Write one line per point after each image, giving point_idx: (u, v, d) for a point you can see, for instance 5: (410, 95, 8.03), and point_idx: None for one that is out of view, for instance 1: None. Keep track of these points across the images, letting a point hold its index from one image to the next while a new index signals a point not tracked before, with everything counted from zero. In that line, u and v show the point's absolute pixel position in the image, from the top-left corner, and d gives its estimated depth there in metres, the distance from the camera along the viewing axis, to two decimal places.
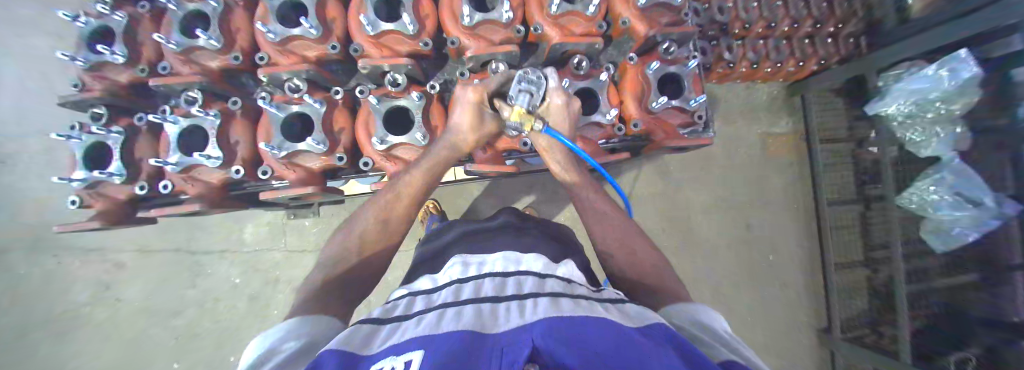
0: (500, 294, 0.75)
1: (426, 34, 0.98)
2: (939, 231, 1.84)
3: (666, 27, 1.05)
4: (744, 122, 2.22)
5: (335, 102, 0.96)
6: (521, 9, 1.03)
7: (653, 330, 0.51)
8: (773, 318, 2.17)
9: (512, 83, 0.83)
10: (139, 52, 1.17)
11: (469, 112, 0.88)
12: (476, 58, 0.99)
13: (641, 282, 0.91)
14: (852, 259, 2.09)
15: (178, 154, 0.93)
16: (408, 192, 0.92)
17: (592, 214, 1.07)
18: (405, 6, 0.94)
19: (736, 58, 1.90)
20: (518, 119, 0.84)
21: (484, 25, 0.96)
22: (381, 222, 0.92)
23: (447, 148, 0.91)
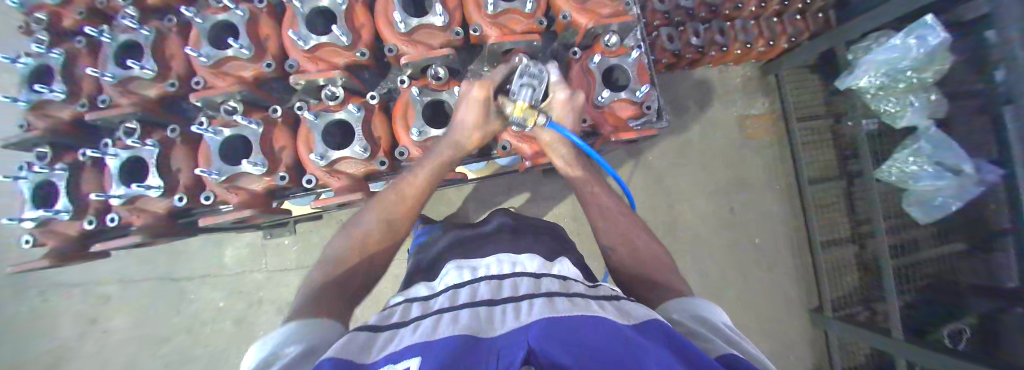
0: (496, 296, 0.74)
1: (362, 44, 0.98)
2: (924, 200, 1.81)
3: (606, 19, 1.04)
4: (720, 106, 2.20)
5: (276, 121, 1.00)
6: (459, 11, 1.03)
7: (647, 326, 0.50)
8: (764, 300, 2.15)
9: (515, 78, 0.79)
10: (81, 87, 1.34)
11: (475, 108, 0.85)
12: (411, 64, 0.97)
13: (642, 276, 0.90)
14: (837, 236, 2.06)
15: (122, 187, 1.08)
16: (411, 192, 0.94)
17: (597, 214, 1.06)
18: (337, 17, 0.95)
19: (703, 43, 1.88)
20: (520, 114, 0.82)
21: (419, 30, 0.96)
22: (386, 223, 0.93)
23: (450, 148, 0.91)
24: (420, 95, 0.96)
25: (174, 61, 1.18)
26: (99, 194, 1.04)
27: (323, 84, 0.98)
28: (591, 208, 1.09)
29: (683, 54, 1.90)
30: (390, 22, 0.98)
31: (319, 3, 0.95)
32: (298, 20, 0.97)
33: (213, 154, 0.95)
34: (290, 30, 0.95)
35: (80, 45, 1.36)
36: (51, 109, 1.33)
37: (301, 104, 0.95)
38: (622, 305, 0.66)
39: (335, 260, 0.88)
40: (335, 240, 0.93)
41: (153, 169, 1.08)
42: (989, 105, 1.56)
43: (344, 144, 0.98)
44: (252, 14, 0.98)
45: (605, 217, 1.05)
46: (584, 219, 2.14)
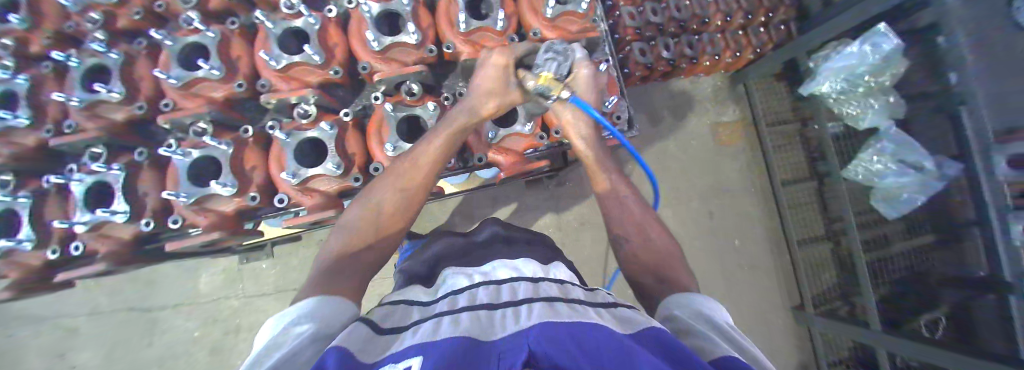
0: (497, 300, 0.73)
1: (336, 62, 1.00)
2: (890, 197, 1.88)
3: (573, 35, 1.09)
4: (694, 113, 2.28)
5: (246, 141, 1.00)
6: (432, 30, 1.06)
7: (644, 334, 0.50)
8: (749, 299, 2.18)
9: (539, 53, 0.87)
10: (46, 112, 1.32)
11: (493, 75, 0.97)
12: (385, 80, 1.00)
13: (654, 268, 0.90)
14: (815, 234, 2.12)
15: (87, 213, 1.06)
16: (425, 161, 0.92)
17: (611, 202, 1.06)
18: (310, 37, 0.97)
19: (675, 56, 1.97)
20: (545, 84, 0.88)
21: (392, 49, 0.99)
22: (385, 211, 0.90)
23: (464, 114, 0.96)
24: (393, 111, 0.99)
25: (144, 82, 1.18)
26: (61, 222, 1.01)
27: (297, 102, 0.99)
28: (609, 202, 1.06)
29: (656, 66, 1.98)
30: (363, 41, 1.01)
31: (294, 23, 0.98)
32: (272, 42, 0.99)
33: (182, 178, 0.95)
34: (262, 51, 0.96)
35: (45, 68, 1.33)
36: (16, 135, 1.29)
37: (273, 124, 0.95)
38: (619, 312, 0.67)
39: (354, 229, 0.87)
40: (344, 221, 0.90)
41: (118, 194, 1.06)
42: (941, 105, 1.66)
43: (321, 160, 0.98)
44: (223, 35, 1.02)
45: (616, 204, 1.05)
46: (571, 227, 2.16)
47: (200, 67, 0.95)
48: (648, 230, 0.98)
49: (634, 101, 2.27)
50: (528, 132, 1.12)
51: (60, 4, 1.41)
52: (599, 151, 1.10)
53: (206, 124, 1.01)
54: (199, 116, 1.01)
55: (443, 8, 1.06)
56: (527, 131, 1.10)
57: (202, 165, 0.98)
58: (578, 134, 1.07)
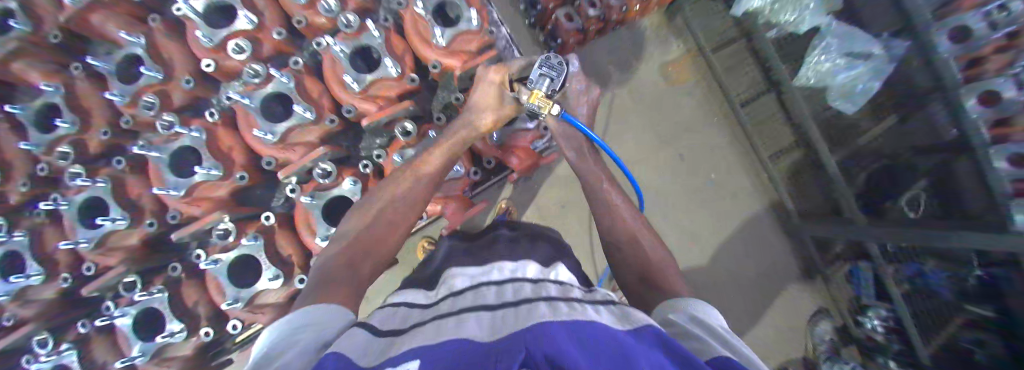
0: (500, 300, 0.66)
1: (237, 168, 1.16)
2: (846, 92, 1.83)
3: (475, 55, 1.03)
4: (637, 61, 2.21)
5: (179, 276, 1.35)
6: (326, 97, 1.03)
7: (641, 331, 0.46)
8: (737, 225, 2.22)
9: (533, 68, 0.89)
10: (55, 264, 1.44)
11: (492, 91, 0.96)
12: (290, 175, 0.98)
13: (646, 273, 0.93)
14: (784, 145, 2.11)
15: (141, 349, 1.25)
16: (426, 170, 0.98)
17: (593, 190, 1.17)
18: (202, 152, 1.13)
19: (603, 10, 1.85)
20: (536, 101, 0.89)
21: (292, 133, 0.98)
22: (378, 217, 0.92)
23: (463, 127, 0.99)
24: (313, 199, 1.00)
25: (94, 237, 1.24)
26: (126, 361, 1.23)
27: (213, 225, 1.16)
28: (592, 191, 1.17)
29: (587, 27, 1.87)
30: (255, 133, 0.98)
31: (177, 143, 1.15)
32: (169, 176, 1.14)
33: (131, 337, 1.28)
34: (155, 186, 1.14)
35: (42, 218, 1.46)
36: (7, 310, 1.41)
37: (198, 251, 1.20)
38: (616, 307, 0.61)
39: (354, 227, 0.91)
40: (342, 228, 0.95)
41: (136, 343, 1.27)
42: None
43: (263, 275, 1.13)
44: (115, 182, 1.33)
45: (601, 202, 1.13)
46: (556, 212, 2.13)
47: (106, 222, 1.27)
48: (638, 240, 1.01)
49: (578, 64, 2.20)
50: (460, 172, 1.21)
51: (22, 150, 1.47)
52: (588, 157, 1.22)
53: (132, 277, 1.34)
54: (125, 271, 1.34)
55: (327, 66, 1.00)
56: (459, 174, 1.19)
57: (140, 316, 1.30)
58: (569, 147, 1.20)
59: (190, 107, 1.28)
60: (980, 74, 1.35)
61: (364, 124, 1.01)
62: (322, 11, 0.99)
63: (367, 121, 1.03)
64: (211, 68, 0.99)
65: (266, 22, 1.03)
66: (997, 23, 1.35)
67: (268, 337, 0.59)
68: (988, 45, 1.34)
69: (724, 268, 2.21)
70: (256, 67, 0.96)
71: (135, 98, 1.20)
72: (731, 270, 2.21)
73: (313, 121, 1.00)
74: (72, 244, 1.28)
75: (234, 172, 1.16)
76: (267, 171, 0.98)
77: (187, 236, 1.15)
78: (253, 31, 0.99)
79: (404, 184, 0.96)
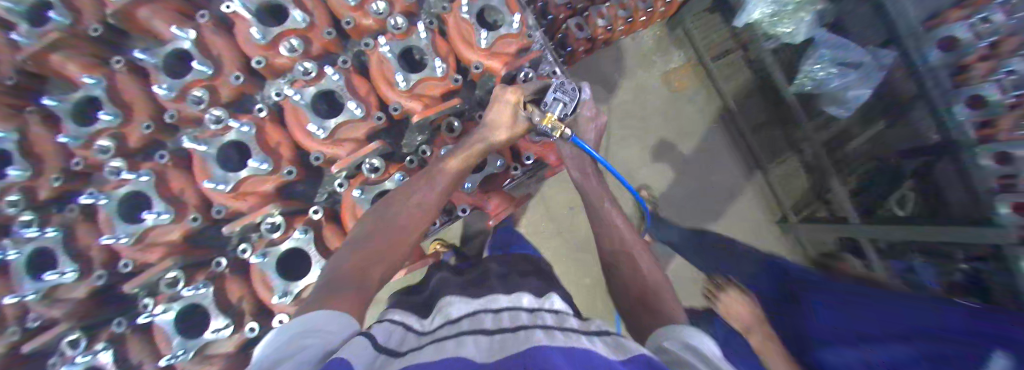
0: (496, 326, 0.62)
1: (286, 162, 1.11)
2: (837, 100, 1.94)
3: (517, 57, 1.08)
4: (641, 69, 2.32)
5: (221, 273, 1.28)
6: (373, 95, 1.05)
7: (632, 359, 0.42)
8: (736, 225, 2.34)
9: (550, 92, 1.00)
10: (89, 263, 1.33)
11: (508, 110, 0.99)
12: (343, 169, 0.98)
13: (644, 297, 0.92)
14: (780, 148, 2.23)
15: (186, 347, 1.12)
16: (441, 180, 0.98)
17: (595, 212, 1.19)
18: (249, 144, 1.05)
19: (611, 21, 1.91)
20: (549, 123, 0.99)
21: (340, 128, 0.99)
22: (390, 226, 0.93)
23: (478, 143, 0.99)
24: (364, 194, 1.04)
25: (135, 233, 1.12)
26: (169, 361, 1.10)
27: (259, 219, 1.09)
28: (594, 210, 1.20)
29: (595, 37, 1.94)
30: (304, 128, 0.99)
31: (227, 137, 1.07)
32: (214, 168, 1.07)
33: (170, 333, 1.14)
34: (203, 179, 1.06)
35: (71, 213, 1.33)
36: (33, 310, 1.22)
37: (243, 245, 1.12)
38: (607, 335, 0.58)
39: (366, 234, 0.91)
40: (352, 234, 0.95)
41: (177, 341, 1.13)
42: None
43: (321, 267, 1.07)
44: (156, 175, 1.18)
45: (602, 223, 1.16)
46: (563, 215, 2.16)
47: (149, 216, 1.13)
48: (636, 260, 1.02)
49: (586, 73, 2.30)
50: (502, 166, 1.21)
51: None
52: (590, 177, 1.23)
53: (174, 273, 1.18)
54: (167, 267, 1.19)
55: (374, 66, 1.02)
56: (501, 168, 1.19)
57: (183, 311, 1.17)
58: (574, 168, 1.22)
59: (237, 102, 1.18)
60: (966, 80, 1.43)
61: (412, 123, 1.04)
62: (371, 13, 1.01)
63: (414, 119, 1.05)
64: (261, 65, 0.99)
65: (316, 22, 1.03)
66: (980, 32, 1.43)
67: (267, 346, 0.55)
68: (973, 53, 1.42)
69: None
70: (309, 64, 0.98)
71: (183, 93, 1.09)
72: None
73: (362, 118, 1.01)
74: (111, 239, 1.15)
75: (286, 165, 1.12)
76: (317, 165, 0.99)
77: (236, 231, 1.11)
78: (304, 30, 1.00)
79: (418, 195, 0.97)
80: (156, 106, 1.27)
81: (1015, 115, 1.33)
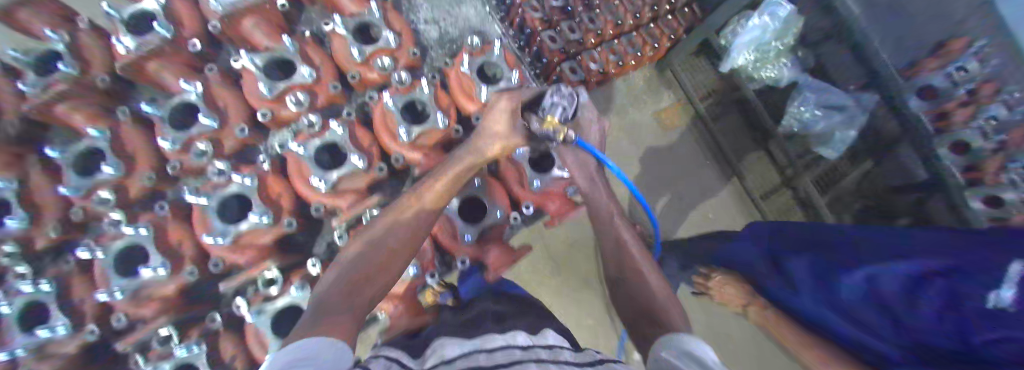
0: (495, 362, 0.49)
1: (285, 214, 0.95)
2: (828, 140, 1.82)
3: None
4: (634, 107, 2.39)
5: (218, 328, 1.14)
6: (375, 145, 1.03)
7: None
8: None
9: (546, 95, 0.76)
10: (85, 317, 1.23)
11: (503, 118, 0.85)
12: (343, 221, 0.99)
13: (647, 311, 0.75)
14: (773, 184, 2.16)
15: None
16: (441, 186, 0.86)
17: (604, 227, 0.98)
18: (250, 198, 0.91)
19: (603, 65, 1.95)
20: (551, 129, 0.76)
21: (342, 180, 0.97)
22: (382, 238, 0.79)
23: (472, 154, 0.88)
24: None
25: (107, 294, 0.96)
26: None
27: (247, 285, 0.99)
28: (602, 223, 0.98)
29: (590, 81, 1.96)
30: (305, 181, 0.96)
31: (228, 189, 0.92)
32: (215, 218, 0.90)
33: None
34: (201, 233, 0.89)
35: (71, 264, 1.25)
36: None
37: (224, 310, 0.98)
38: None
39: (360, 252, 0.77)
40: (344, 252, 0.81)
41: None
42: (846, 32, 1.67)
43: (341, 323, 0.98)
44: (157, 227, 1.06)
45: (610, 234, 0.95)
46: (562, 252, 2.16)
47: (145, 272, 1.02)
48: (645, 274, 0.84)
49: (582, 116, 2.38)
50: (503, 216, 1.04)
51: None
52: (598, 187, 0.99)
53: (167, 329, 1.11)
54: (160, 324, 1.11)
55: (378, 118, 1.03)
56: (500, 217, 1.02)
57: None
58: (575, 169, 0.98)
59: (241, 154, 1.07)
60: (948, 126, 1.53)
61: (414, 175, 1.04)
62: (376, 68, 1.03)
63: (416, 172, 1.05)
64: (267, 117, 0.97)
65: (323, 76, 1.02)
66: (956, 80, 1.54)
67: None
68: (952, 100, 1.53)
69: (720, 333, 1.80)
70: (314, 118, 0.99)
71: None
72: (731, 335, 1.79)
73: (364, 169, 0.99)
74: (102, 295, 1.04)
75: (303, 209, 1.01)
76: (315, 216, 0.97)
77: (233, 287, 0.99)
78: (311, 84, 1.00)
79: (410, 202, 0.86)
80: (159, 158, 1.19)
81: (998, 159, 1.47)
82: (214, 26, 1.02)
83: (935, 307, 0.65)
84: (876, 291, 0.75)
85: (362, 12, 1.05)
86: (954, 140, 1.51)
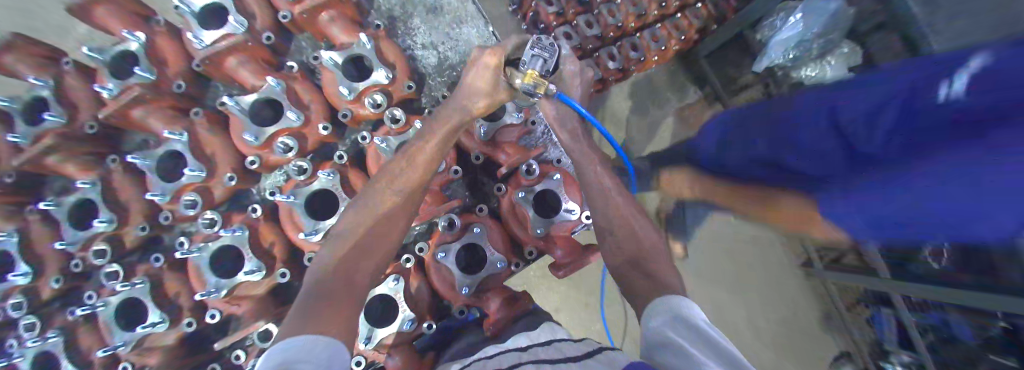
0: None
1: (279, 264, 0.93)
2: None
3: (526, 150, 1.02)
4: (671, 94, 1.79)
5: None
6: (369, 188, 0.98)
7: None
8: (758, 272, 1.93)
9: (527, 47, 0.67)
10: None
11: (486, 75, 0.72)
12: None
13: (637, 260, 0.73)
14: None
15: None
16: (422, 159, 0.79)
17: (591, 187, 0.87)
18: (242, 249, 0.90)
19: (643, 54, 1.46)
20: (531, 81, 0.66)
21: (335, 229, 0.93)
22: (378, 218, 0.77)
23: (455, 113, 0.78)
24: None
25: (93, 352, 0.89)
26: None
27: (245, 338, 0.94)
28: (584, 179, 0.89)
29: (621, 73, 1.46)
30: (297, 230, 0.92)
31: (218, 242, 0.90)
32: (211, 274, 0.89)
33: None
34: (198, 288, 0.88)
35: None
36: None
37: (214, 363, 0.91)
38: (605, 360, 0.49)
39: (349, 231, 0.74)
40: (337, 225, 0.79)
41: None
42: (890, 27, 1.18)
43: None
44: (155, 279, 0.90)
45: (597, 193, 0.85)
46: None
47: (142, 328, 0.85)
48: (639, 232, 0.78)
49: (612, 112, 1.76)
50: (504, 267, 0.98)
51: None
52: (581, 139, 0.92)
53: None
54: None
55: (371, 160, 0.98)
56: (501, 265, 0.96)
57: None
58: (558, 127, 0.91)
59: (233, 197, 1.01)
60: None
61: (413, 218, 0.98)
62: (368, 106, 0.97)
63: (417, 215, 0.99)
64: (255, 164, 0.94)
65: (312, 117, 0.97)
66: None
67: None
68: None
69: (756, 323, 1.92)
70: (303, 164, 0.94)
71: None
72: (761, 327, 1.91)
73: None
74: (106, 348, 0.87)
75: (301, 254, 0.99)
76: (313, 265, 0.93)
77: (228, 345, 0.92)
78: (299, 127, 0.94)
79: (394, 175, 0.79)
80: None
81: None
82: (198, 66, 0.99)
83: (889, 124, 0.60)
84: (834, 122, 0.69)
85: (352, 43, 0.99)
86: None
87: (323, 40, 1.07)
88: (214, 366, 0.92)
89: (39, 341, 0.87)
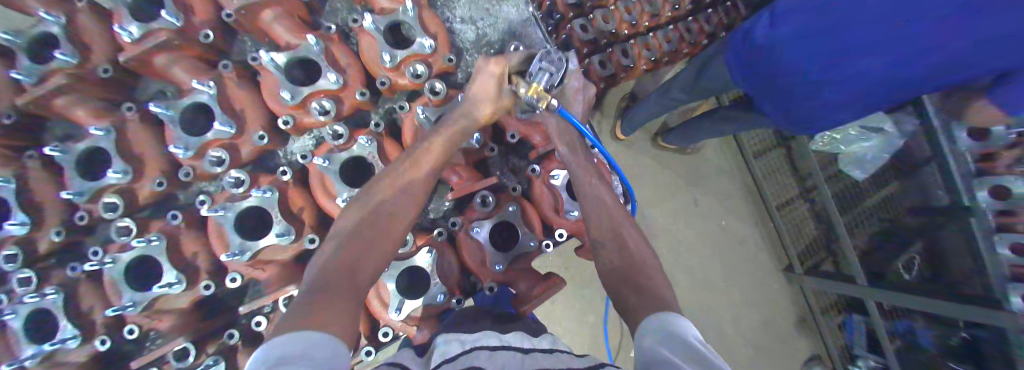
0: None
1: (308, 229, 0.90)
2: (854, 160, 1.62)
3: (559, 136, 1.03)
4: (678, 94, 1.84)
5: (234, 346, 0.88)
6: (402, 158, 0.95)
7: None
8: (745, 273, 2.00)
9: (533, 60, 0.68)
10: None
11: (490, 84, 0.75)
12: None
13: (629, 273, 0.70)
14: (790, 195, 1.99)
15: None
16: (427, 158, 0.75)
17: (589, 200, 0.83)
18: (271, 213, 0.85)
19: (656, 53, 1.51)
20: (532, 95, 0.68)
21: None
22: (373, 215, 0.69)
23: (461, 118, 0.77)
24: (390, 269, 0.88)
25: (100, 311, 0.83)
26: None
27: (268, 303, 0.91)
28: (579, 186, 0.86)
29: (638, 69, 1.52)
30: (330, 197, 0.89)
31: (245, 202, 0.86)
32: (235, 237, 0.84)
33: None
34: (221, 251, 0.83)
35: None
36: None
37: (234, 329, 0.87)
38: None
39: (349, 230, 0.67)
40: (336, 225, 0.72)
41: None
42: None
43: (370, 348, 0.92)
44: (171, 237, 0.84)
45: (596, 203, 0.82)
46: None
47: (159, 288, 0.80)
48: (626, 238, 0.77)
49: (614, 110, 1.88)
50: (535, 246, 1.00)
51: None
52: (581, 153, 0.89)
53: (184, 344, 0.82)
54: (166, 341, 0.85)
55: (407, 130, 0.95)
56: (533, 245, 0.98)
57: None
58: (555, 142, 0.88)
59: (257, 159, 0.96)
60: (993, 168, 1.15)
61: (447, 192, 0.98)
62: (408, 75, 0.94)
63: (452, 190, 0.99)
64: (288, 125, 0.89)
65: (350, 82, 0.93)
66: None
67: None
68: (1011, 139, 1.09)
69: (741, 326, 1.96)
70: (339, 129, 0.89)
71: None
72: (745, 329, 1.96)
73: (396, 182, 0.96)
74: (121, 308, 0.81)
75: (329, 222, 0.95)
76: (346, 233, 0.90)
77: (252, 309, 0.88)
78: (337, 91, 0.90)
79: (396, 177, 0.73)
80: None
81: None
82: (228, 16, 0.92)
83: None
84: None
85: (395, 9, 0.95)
86: (995, 184, 1.14)
87: (359, 3, 1.02)
88: (231, 332, 0.88)
89: (37, 297, 0.81)
